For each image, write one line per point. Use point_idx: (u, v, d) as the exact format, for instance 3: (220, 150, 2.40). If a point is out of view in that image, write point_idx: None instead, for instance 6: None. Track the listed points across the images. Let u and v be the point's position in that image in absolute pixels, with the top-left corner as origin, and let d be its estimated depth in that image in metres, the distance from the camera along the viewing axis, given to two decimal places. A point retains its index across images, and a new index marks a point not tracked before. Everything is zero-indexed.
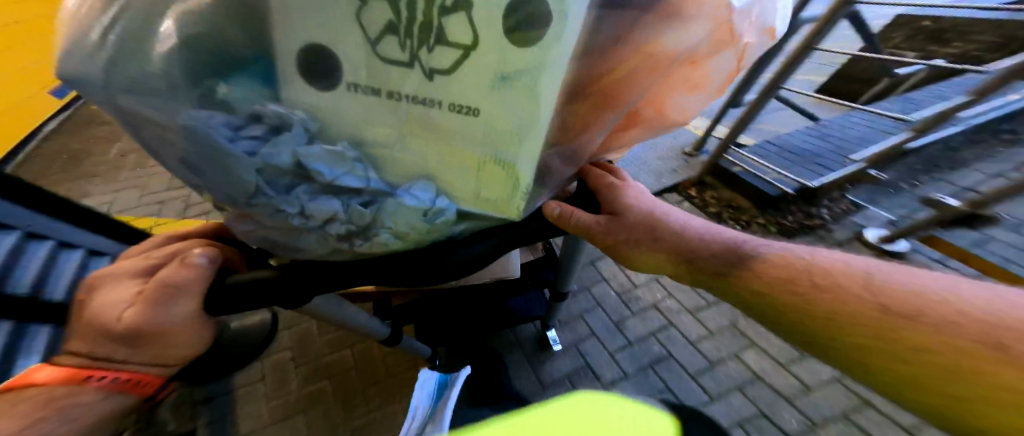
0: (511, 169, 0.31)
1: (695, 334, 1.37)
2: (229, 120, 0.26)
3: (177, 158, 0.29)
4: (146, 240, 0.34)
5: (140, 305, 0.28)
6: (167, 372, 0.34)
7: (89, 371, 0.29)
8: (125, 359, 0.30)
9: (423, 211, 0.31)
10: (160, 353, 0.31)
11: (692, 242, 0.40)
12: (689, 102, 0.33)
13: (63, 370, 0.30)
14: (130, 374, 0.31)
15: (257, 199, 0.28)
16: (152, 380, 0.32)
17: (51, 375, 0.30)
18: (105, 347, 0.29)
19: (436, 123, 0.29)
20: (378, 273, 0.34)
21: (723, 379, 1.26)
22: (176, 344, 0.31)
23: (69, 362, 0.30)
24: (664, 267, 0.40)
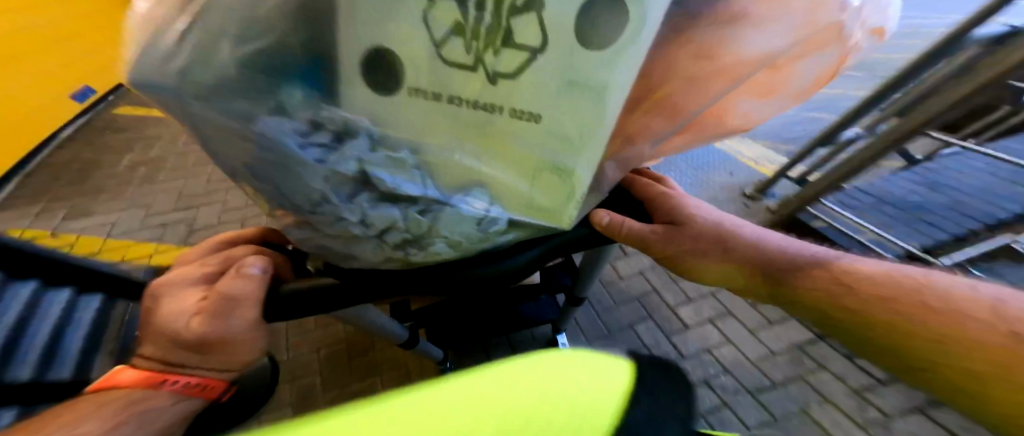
0: (568, 177, 0.30)
1: (757, 353, 1.27)
2: (292, 126, 0.26)
3: (238, 164, 0.29)
4: (195, 249, 0.35)
5: (202, 316, 0.28)
6: (231, 377, 0.34)
7: (163, 376, 0.30)
8: (194, 365, 0.31)
9: (477, 220, 0.31)
10: (223, 360, 0.31)
11: (744, 248, 0.38)
12: (755, 108, 0.32)
13: (138, 373, 0.31)
14: (198, 380, 0.31)
15: (323, 207, 0.28)
16: (220, 384, 0.33)
17: (124, 380, 0.31)
18: (175, 354, 0.30)
19: (496, 129, 0.28)
20: (428, 283, 0.34)
21: (786, 403, 1.17)
22: (236, 354, 0.31)
23: (146, 366, 0.31)
24: (720, 280, 0.39)
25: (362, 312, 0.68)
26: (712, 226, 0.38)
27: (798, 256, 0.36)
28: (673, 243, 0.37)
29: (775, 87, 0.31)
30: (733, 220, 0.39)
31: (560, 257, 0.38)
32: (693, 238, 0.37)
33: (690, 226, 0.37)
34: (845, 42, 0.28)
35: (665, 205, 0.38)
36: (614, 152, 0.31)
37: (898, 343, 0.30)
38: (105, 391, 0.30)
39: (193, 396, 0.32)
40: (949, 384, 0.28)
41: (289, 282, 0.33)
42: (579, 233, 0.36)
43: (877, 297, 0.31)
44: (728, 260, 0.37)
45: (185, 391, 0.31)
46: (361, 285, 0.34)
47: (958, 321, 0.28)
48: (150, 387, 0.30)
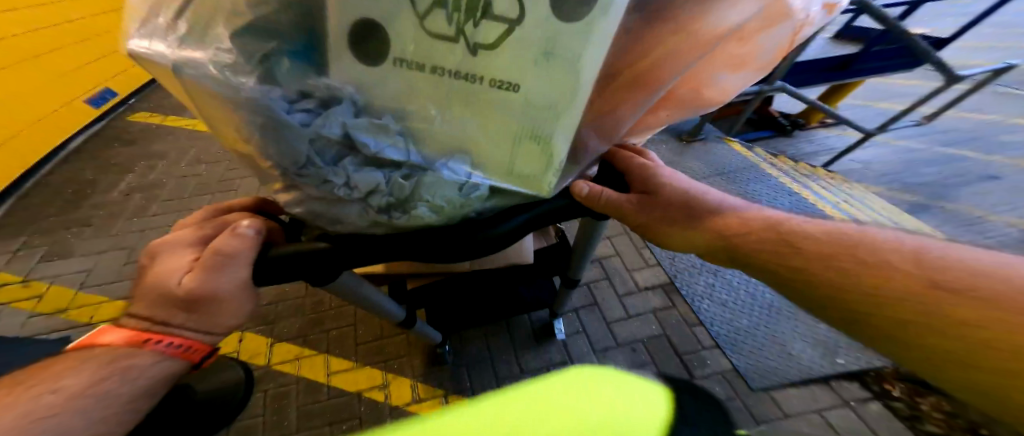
0: (546, 145, 0.31)
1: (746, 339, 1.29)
2: (281, 93, 0.27)
3: (230, 131, 0.30)
4: (192, 214, 0.36)
5: (197, 272, 0.30)
6: (218, 342, 0.35)
7: (152, 335, 0.31)
8: (183, 324, 0.32)
9: (459, 186, 0.32)
10: (211, 319, 0.33)
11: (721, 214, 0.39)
12: (729, 80, 0.34)
13: (129, 331, 0.32)
14: (185, 342, 0.33)
15: (309, 169, 0.29)
16: (207, 348, 0.34)
17: (113, 339, 0.32)
18: (166, 312, 0.31)
19: (476, 98, 0.29)
20: (413, 247, 0.36)
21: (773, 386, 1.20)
22: (227, 313, 0.33)
23: (134, 326, 0.32)
24: (694, 249, 0.40)
25: (355, 287, 0.69)
26: (688, 197, 0.40)
27: (771, 223, 0.38)
28: (646, 210, 0.39)
29: (742, 63, 0.32)
30: (705, 191, 0.41)
31: (541, 227, 0.40)
32: (665, 206, 0.39)
33: (662, 195, 0.39)
34: (805, 18, 0.30)
35: (643, 175, 0.39)
36: (589, 123, 0.33)
37: (849, 299, 0.32)
38: (94, 347, 0.31)
39: (178, 358, 0.33)
40: (893, 333, 0.30)
41: (280, 247, 0.34)
42: (558, 203, 0.38)
43: (841, 257, 0.33)
44: (700, 228, 0.39)
45: (172, 352, 0.32)
46: (351, 250, 0.36)
47: (909, 276, 0.30)
48: (141, 345, 0.32)
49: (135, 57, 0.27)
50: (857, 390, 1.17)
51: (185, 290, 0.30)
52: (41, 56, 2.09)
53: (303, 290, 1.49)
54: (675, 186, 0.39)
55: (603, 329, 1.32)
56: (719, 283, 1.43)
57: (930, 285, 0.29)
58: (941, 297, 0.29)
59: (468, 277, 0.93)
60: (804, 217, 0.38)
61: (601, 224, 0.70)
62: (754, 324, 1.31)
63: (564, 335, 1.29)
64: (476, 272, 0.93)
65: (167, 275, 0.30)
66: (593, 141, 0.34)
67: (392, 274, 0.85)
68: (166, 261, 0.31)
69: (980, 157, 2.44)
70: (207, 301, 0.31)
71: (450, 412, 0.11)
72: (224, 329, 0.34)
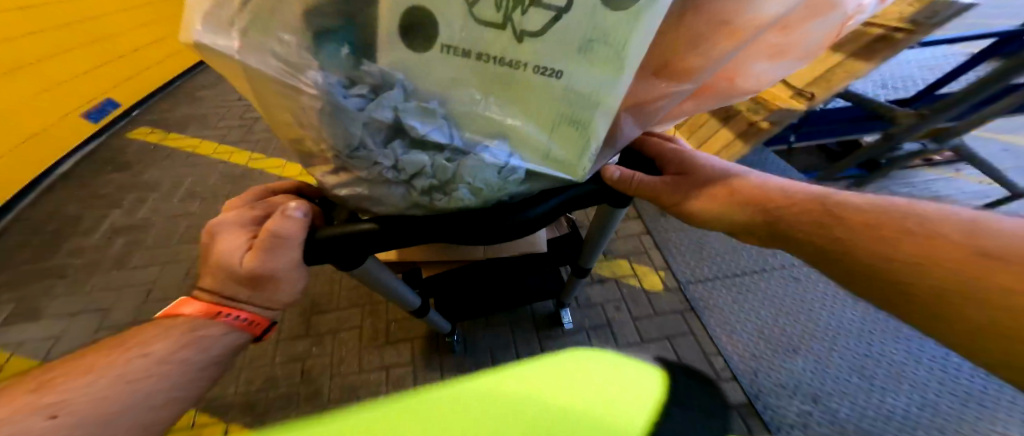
0: (583, 131, 0.32)
1: (756, 330, 1.30)
2: (338, 79, 0.29)
3: (283, 115, 0.32)
4: (238, 197, 0.38)
5: (253, 251, 0.32)
6: (275, 317, 0.39)
7: (222, 308, 0.35)
8: (244, 300, 0.35)
9: (499, 168, 0.33)
10: (270, 294, 0.35)
11: (756, 193, 0.39)
12: (767, 69, 0.34)
13: (203, 304, 0.36)
14: (249, 316, 0.36)
15: (361, 152, 0.31)
16: (267, 322, 0.38)
17: (188, 310, 0.35)
18: (229, 288, 0.34)
19: (518, 84, 0.30)
20: (451, 228, 0.37)
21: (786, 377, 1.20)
22: (281, 291, 0.36)
23: (206, 298, 0.36)
24: (720, 228, 0.40)
25: (372, 273, 0.69)
26: (720, 179, 0.40)
27: (811, 201, 0.38)
28: (675, 192, 0.40)
29: (782, 50, 0.33)
30: (738, 172, 0.41)
31: (572, 211, 0.42)
32: (697, 186, 0.40)
33: (692, 177, 0.40)
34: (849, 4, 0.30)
35: (673, 159, 0.41)
36: (623, 109, 0.34)
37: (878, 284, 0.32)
38: (174, 318, 0.35)
39: (243, 330, 0.36)
40: (926, 309, 0.29)
41: (325, 229, 0.36)
42: (590, 187, 0.40)
43: (877, 232, 0.32)
44: (731, 210, 0.39)
45: (239, 325, 0.35)
46: (394, 231, 0.37)
47: (952, 246, 0.28)
48: (214, 316, 0.35)
49: (197, 43, 0.29)
50: (867, 383, 1.17)
51: (244, 269, 0.33)
52: (75, 47, 2.16)
53: (315, 275, 1.52)
54: (704, 169, 0.40)
55: (611, 319, 1.34)
56: (727, 278, 1.44)
57: (978, 254, 0.27)
58: (988, 265, 0.26)
59: (479, 265, 0.94)
60: (844, 192, 0.37)
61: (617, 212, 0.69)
62: (760, 317, 1.33)
63: (570, 323, 1.31)
64: (487, 261, 0.94)
65: (226, 254, 0.32)
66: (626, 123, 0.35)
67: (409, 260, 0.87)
68: (223, 239, 0.33)
69: (1002, 154, 2.37)
70: (262, 279, 0.33)
71: (501, 369, 0.14)
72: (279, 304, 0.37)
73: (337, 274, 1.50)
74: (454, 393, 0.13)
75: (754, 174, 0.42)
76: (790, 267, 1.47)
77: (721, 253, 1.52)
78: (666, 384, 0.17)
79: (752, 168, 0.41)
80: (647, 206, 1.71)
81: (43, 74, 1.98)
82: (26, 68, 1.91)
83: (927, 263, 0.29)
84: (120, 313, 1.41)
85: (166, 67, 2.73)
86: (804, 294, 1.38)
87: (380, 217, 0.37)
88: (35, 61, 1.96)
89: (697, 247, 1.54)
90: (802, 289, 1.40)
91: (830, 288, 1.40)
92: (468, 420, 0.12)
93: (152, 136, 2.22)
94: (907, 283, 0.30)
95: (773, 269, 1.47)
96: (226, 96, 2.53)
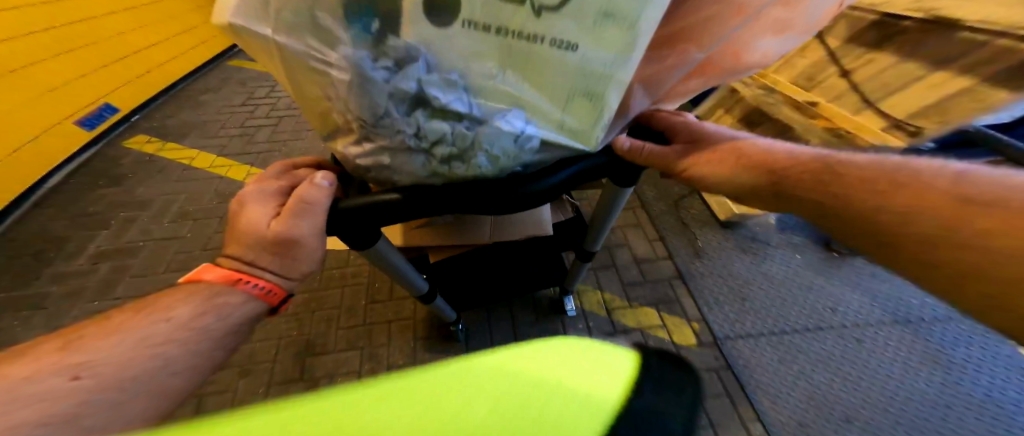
0: (597, 101, 0.34)
1: (765, 316, 1.29)
2: (364, 50, 0.30)
3: (309, 87, 0.33)
4: (266, 169, 0.39)
5: (282, 217, 0.34)
6: (292, 288, 0.39)
7: (246, 275, 0.35)
8: (271, 265, 0.36)
9: (515, 137, 0.35)
10: (291, 259, 0.36)
11: (768, 157, 0.40)
12: (771, 44, 0.36)
13: (224, 271, 0.35)
14: (269, 284, 0.36)
15: (387, 121, 0.32)
16: (283, 293, 0.38)
17: (209, 277, 0.35)
18: (251, 251, 0.35)
19: (535, 56, 0.31)
20: (468, 197, 0.39)
21: (795, 362, 1.19)
22: (304, 258, 0.37)
23: (228, 265, 0.36)
24: (726, 195, 0.41)
25: (383, 254, 0.70)
26: (733, 146, 0.41)
27: (813, 158, 0.39)
28: (690, 159, 0.41)
29: (784, 25, 0.35)
30: (749, 139, 0.41)
31: (582, 185, 0.44)
32: (711, 153, 0.41)
33: (705, 145, 0.41)
34: None
35: (685, 130, 0.42)
36: (636, 82, 0.35)
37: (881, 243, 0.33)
38: (195, 283, 0.35)
39: (263, 298, 0.36)
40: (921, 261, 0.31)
41: (348, 200, 0.38)
42: (601, 160, 0.42)
43: (870, 185, 0.34)
44: (745, 175, 0.40)
45: (260, 291, 0.35)
46: (415, 200, 0.39)
47: (939, 196, 0.31)
48: (234, 283, 0.35)
49: (218, 14, 0.29)
50: (876, 367, 1.18)
51: (272, 233, 0.34)
52: (98, 41, 2.16)
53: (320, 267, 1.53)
54: (716, 138, 0.41)
55: (611, 306, 1.34)
56: (728, 266, 1.42)
57: (961, 201, 0.30)
58: (975, 212, 0.29)
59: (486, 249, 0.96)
60: (844, 152, 0.38)
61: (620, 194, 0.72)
62: (760, 305, 1.31)
63: (574, 311, 1.31)
64: (493, 245, 0.95)
65: (256, 219, 0.34)
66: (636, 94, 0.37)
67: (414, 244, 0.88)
68: (253, 206, 0.35)
69: None
70: (289, 244, 0.35)
71: (493, 350, 0.12)
72: (297, 271, 0.38)
73: (341, 263, 1.50)
74: (500, 362, 0.12)
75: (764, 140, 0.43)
76: (791, 254, 1.44)
77: (728, 240, 1.50)
78: (658, 371, 0.16)
79: (756, 135, 0.42)
80: (653, 192, 1.68)
81: (64, 67, 1.98)
82: (48, 62, 1.91)
83: (915, 210, 0.31)
84: (124, 303, 1.41)
85: (192, 56, 2.72)
86: (813, 279, 1.37)
87: (402, 188, 0.39)
88: (56, 55, 1.95)
89: (705, 234, 1.52)
90: (812, 275, 1.39)
91: (831, 275, 1.38)
92: (515, 398, 0.11)
93: (151, 130, 2.20)
94: (900, 235, 0.32)
95: (775, 255, 1.44)
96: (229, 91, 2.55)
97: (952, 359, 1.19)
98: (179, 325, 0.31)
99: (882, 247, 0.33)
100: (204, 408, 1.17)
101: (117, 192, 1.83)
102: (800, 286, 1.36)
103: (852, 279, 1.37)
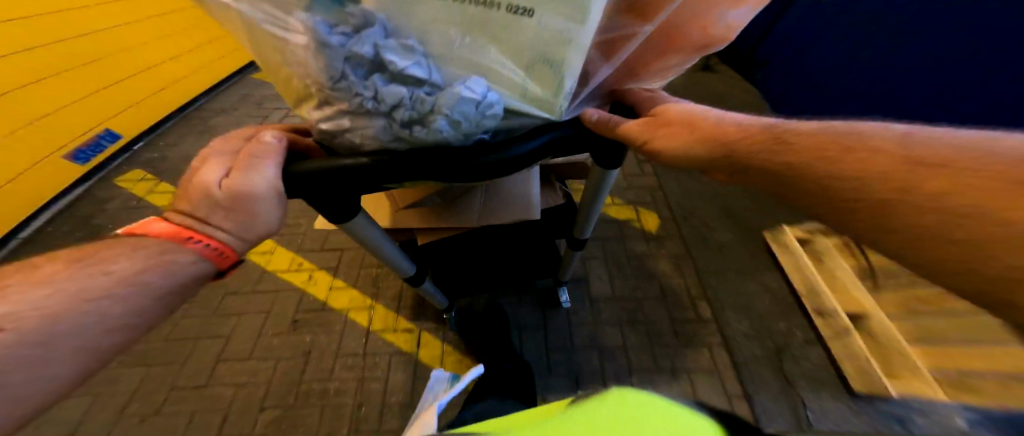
0: (557, 68, 0.34)
1: None
2: (318, 16, 0.29)
3: (266, 51, 0.33)
4: (229, 137, 0.42)
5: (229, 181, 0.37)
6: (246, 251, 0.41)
7: (193, 233, 0.38)
8: (218, 225, 0.39)
9: (476, 102, 0.34)
10: (243, 217, 0.39)
11: (726, 130, 0.40)
12: (739, 13, 0.36)
13: (174, 228, 0.39)
14: (216, 245, 0.39)
15: (346, 84, 0.32)
16: (233, 257, 0.40)
17: (164, 232, 0.39)
18: (201, 208, 0.38)
19: (493, 22, 0.30)
20: (426, 163, 0.40)
21: None
22: (253, 222, 0.40)
23: (182, 224, 0.39)
24: (687, 167, 0.42)
25: (370, 235, 0.72)
26: (694, 117, 0.41)
27: (772, 127, 0.39)
28: (645, 133, 0.41)
29: None
30: (708, 112, 0.42)
31: (543, 159, 0.44)
32: (668, 126, 0.41)
33: (663, 119, 0.41)
34: None
35: (645, 104, 0.43)
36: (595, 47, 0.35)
37: (834, 206, 0.34)
38: (151, 236, 0.39)
39: (210, 257, 0.39)
40: (872, 219, 0.32)
41: (301, 167, 0.41)
42: (568, 132, 0.43)
43: (824, 151, 0.34)
44: (698, 148, 0.40)
45: (205, 250, 0.38)
46: (383, 168, 0.41)
47: (890, 159, 0.31)
48: (184, 240, 0.38)
49: None
50: None
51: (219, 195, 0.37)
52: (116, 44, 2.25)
53: None
54: (675, 111, 0.42)
55: None
56: None
57: (910, 163, 0.30)
58: (919, 172, 0.29)
59: (473, 233, 1.00)
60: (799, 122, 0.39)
61: (603, 179, 0.72)
62: None
63: None
64: (483, 228, 0.97)
65: (206, 181, 0.37)
66: (598, 62, 0.37)
67: (403, 225, 0.90)
68: (205, 169, 0.38)
69: None
70: (236, 205, 0.38)
71: None
72: (252, 230, 0.40)
73: None
74: None
75: (727, 113, 0.43)
76: None
77: None
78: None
79: (717, 109, 0.42)
80: None
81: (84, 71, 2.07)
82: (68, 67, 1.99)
83: (869, 175, 0.31)
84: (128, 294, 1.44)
85: (214, 68, 2.81)
86: None
87: (372, 155, 0.41)
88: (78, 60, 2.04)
89: None
90: None
91: None
92: None
93: None
94: (853, 199, 0.32)
95: None
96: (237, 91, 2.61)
97: None
98: None
99: (835, 210, 0.34)
100: None
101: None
102: None
103: None
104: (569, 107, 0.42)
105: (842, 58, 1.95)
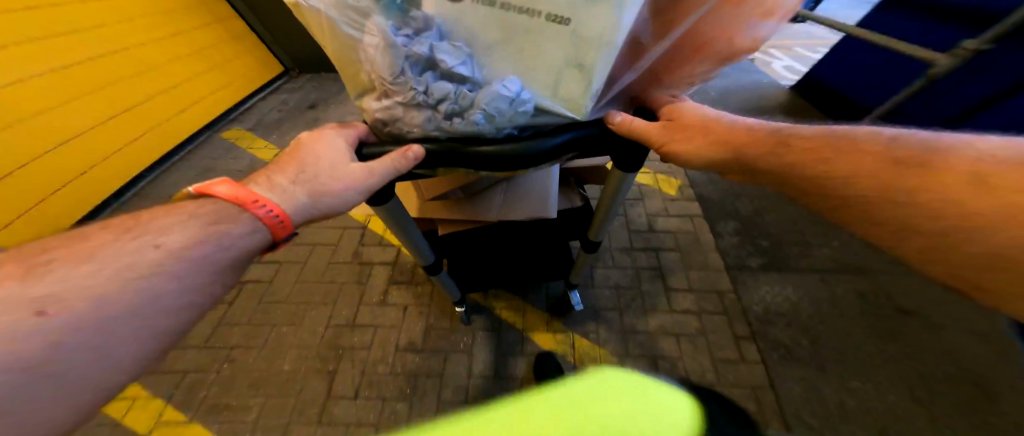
0: (586, 73, 0.37)
1: (757, 330, 1.31)
2: (388, 21, 0.35)
3: (338, 50, 0.38)
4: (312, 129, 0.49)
5: (306, 168, 0.44)
6: (298, 226, 0.44)
7: (257, 200, 0.41)
8: (284, 195, 0.43)
9: (510, 100, 0.38)
10: (317, 187, 0.43)
11: (741, 138, 0.45)
12: (760, 28, 0.38)
13: (234, 194, 0.42)
14: (277, 213, 0.42)
15: (401, 78, 0.37)
16: (289, 228, 0.43)
17: (227, 195, 0.42)
18: (278, 187, 0.43)
19: (533, 31, 0.34)
20: (462, 150, 0.44)
21: (787, 380, 1.19)
22: (316, 199, 0.44)
23: (246, 192, 0.42)
24: (702, 167, 0.48)
25: (401, 224, 0.79)
26: (708, 122, 0.46)
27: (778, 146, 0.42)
28: (660, 137, 0.46)
29: (774, 12, 0.36)
30: (723, 119, 0.47)
31: (569, 153, 0.47)
32: (684, 129, 0.46)
33: (679, 124, 0.46)
34: None
35: (667, 109, 0.48)
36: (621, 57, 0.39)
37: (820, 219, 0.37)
38: (215, 197, 0.42)
39: (270, 225, 0.42)
40: None
41: (364, 153, 0.46)
42: (594, 131, 0.47)
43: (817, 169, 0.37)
44: (708, 152, 0.46)
45: (266, 217, 0.41)
46: (431, 154, 0.45)
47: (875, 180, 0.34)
48: (250, 207, 0.41)
49: None
50: (871, 392, 1.16)
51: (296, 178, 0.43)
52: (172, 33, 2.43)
53: (337, 252, 1.64)
54: (692, 118, 0.46)
55: (605, 308, 1.38)
56: (727, 268, 1.49)
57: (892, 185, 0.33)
58: None
59: (492, 228, 1.05)
60: (806, 127, 0.44)
61: (619, 189, 0.77)
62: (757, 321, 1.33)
63: (581, 306, 1.36)
64: (501, 224, 1.02)
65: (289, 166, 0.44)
66: (622, 68, 0.41)
67: (427, 215, 0.94)
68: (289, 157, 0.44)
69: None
70: (307, 186, 0.43)
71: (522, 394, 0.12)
72: (320, 199, 0.44)
73: None
74: (522, 405, 0.12)
75: (745, 121, 0.47)
76: (787, 280, 1.43)
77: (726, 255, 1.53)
78: (706, 413, 0.16)
79: (733, 116, 0.47)
80: (659, 202, 1.75)
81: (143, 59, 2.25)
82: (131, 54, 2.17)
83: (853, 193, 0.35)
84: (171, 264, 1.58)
85: None
86: (812, 301, 1.38)
87: (423, 140, 0.45)
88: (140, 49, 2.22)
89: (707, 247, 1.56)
90: (818, 298, 1.38)
91: (836, 300, 1.37)
92: None
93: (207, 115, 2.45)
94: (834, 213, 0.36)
95: (777, 279, 1.43)
96: (263, 91, 2.79)
97: (958, 392, 1.15)
98: (225, 246, 0.40)
99: None
100: (236, 362, 1.32)
101: (185, 173, 2.13)
102: (797, 303, 1.37)
103: (853, 303, 1.37)
104: (595, 108, 0.46)
105: (883, 69, 1.94)
